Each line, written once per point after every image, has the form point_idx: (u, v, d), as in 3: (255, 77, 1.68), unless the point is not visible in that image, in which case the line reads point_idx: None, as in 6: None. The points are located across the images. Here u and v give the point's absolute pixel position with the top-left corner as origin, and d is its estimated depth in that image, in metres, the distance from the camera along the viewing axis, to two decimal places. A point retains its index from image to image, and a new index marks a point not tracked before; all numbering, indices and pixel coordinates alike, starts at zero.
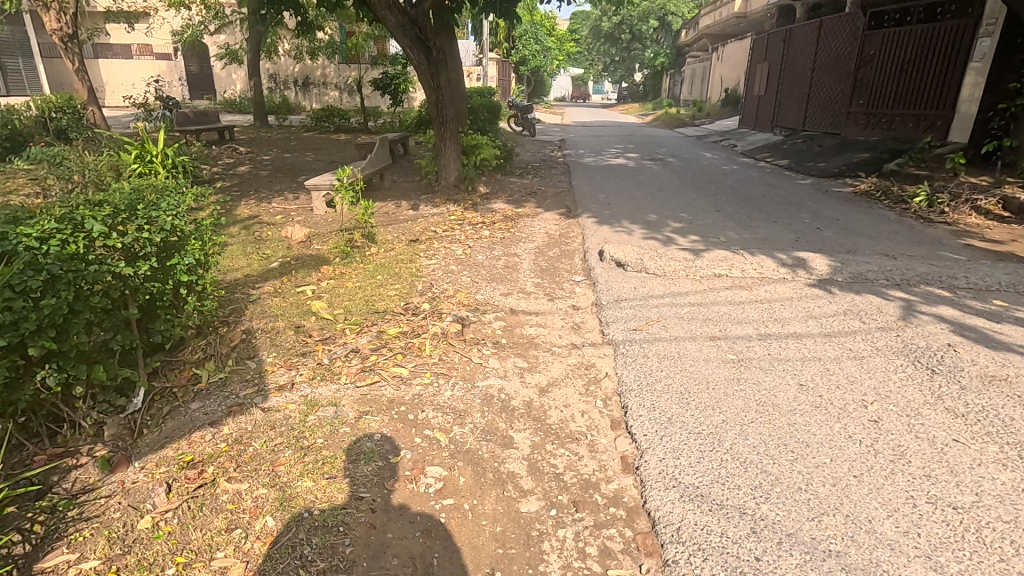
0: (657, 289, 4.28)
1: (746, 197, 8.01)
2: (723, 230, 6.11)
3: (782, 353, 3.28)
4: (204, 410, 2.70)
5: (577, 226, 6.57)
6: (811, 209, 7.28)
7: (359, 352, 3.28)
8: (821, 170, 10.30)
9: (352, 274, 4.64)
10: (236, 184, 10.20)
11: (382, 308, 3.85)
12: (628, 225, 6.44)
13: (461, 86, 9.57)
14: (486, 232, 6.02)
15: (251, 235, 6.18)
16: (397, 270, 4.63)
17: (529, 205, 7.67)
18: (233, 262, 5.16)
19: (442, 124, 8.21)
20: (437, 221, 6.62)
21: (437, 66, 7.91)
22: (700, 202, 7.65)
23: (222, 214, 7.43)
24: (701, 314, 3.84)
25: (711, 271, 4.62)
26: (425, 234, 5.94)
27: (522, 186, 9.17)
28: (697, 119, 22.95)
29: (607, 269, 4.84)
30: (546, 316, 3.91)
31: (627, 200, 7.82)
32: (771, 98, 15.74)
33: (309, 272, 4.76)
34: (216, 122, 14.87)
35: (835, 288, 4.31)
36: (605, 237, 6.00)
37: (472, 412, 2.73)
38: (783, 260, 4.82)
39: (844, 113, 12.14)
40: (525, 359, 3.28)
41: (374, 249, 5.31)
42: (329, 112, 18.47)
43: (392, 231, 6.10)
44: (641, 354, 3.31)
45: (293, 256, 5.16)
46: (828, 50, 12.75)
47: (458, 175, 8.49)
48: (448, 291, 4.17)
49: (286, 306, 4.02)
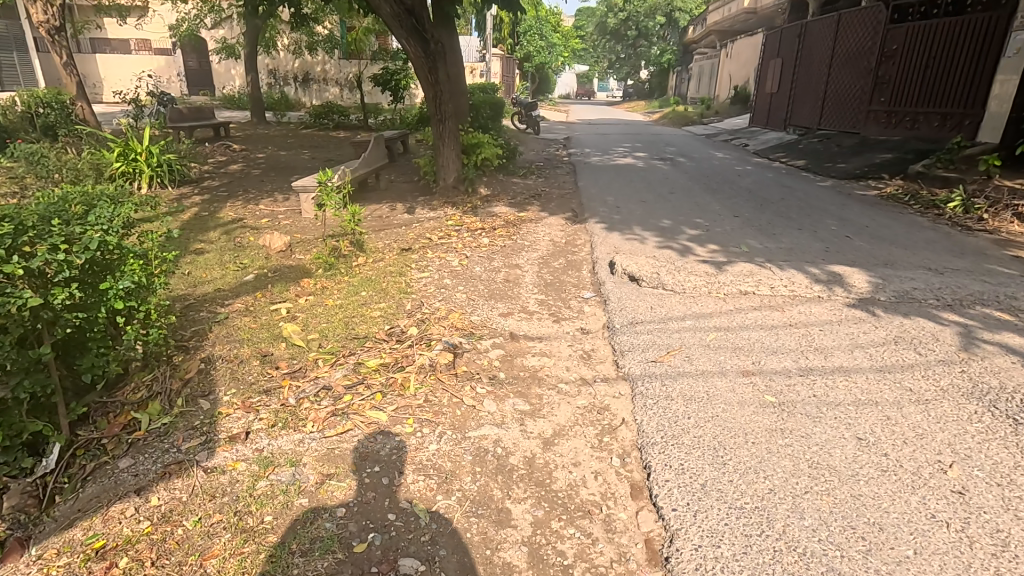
0: (677, 310, 3.78)
1: (764, 200, 7.48)
2: (743, 239, 5.60)
3: (828, 394, 2.78)
4: (134, 470, 2.22)
5: (584, 232, 6.08)
6: (836, 214, 6.76)
7: (331, 391, 2.79)
8: (841, 172, 9.76)
9: (334, 290, 4.16)
10: (226, 183, 9.77)
11: (363, 333, 3.36)
12: (639, 232, 5.95)
13: (461, 80, 9.05)
14: (485, 240, 5.53)
15: (231, 242, 5.71)
16: (384, 285, 4.14)
17: (533, 208, 7.18)
18: (206, 274, 4.69)
19: (441, 122, 7.72)
20: (432, 226, 6.13)
21: (436, 60, 7.37)
22: (716, 206, 7.13)
23: (205, 217, 6.98)
24: (729, 342, 3.35)
25: (737, 288, 4.12)
26: (419, 241, 5.47)
27: (525, 187, 8.69)
28: (706, 117, 22.42)
29: (619, 284, 4.35)
30: (551, 343, 3.41)
31: (637, 203, 7.31)
32: (785, 95, 15.16)
33: (287, 286, 4.28)
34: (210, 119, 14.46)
35: (878, 309, 3.80)
36: (615, 245, 5.52)
37: (461, 475, 2.24)
38: (816, 275, 4.31)
39: (863, 111, 11.58)
40: (527, 399, 2.79)
41: (361, 260, 4.83)
42: (328, 109, 18.01)
43: (383, 238, 5.63)
44: (663, 395, 2.80)
45: (272, 266, 4.67)
46: (846, 45, 12.16)
47: (457, 176, 8.00)
48: (441, 311, 3.69)
49: (256, 329, 3.54)
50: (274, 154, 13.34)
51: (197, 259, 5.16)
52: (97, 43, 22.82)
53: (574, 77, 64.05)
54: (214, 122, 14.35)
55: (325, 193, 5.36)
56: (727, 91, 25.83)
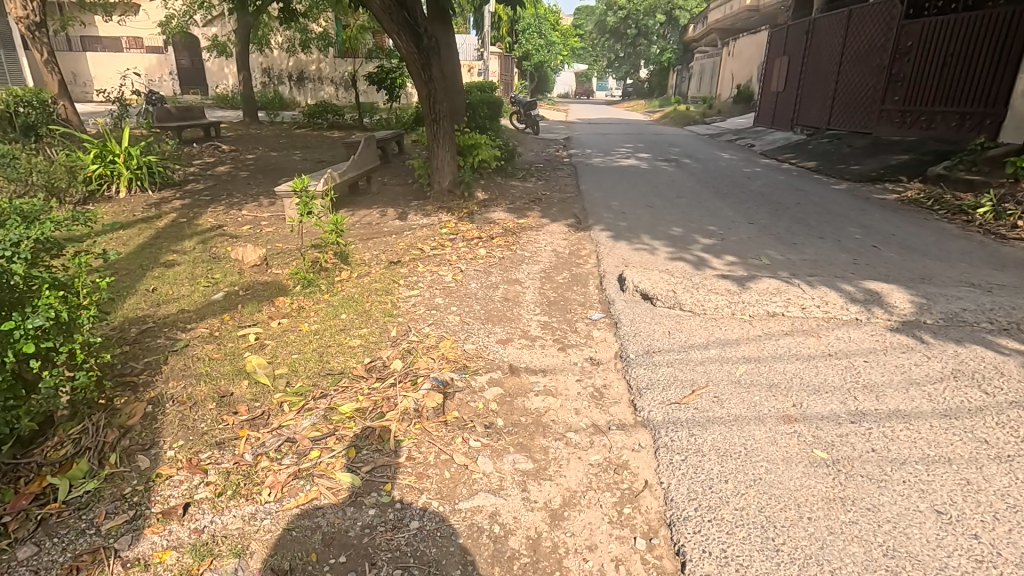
0: (699, 338, 3.34)
1: (779, 206, 7.03)
2: (762, 249, 5.15)
3: (889, 449, 2.32)
4: (35, 565, 1.79)
5: (589, 241, 5.64)
6: (858, 220, 6.31)
7: (295, 446, 2.34)
8: (855, 174, 9.33)
9: (312, 311, 3.71)
10: (210, 186, 9.31)
11: (339, 367, 2.90)
12: (649, 241, 5.50)
13: (457, 79, 8.59)
14: (482, 250, 5.07)
15: (205, 253, 5.26)
16: (367, 307, 3.68)
17: (533, 214, 6.73)
18: (172, 292, 4.23)
19: (435, 122, 7.26)
20: (425, 235, 5.67)
21: (429, 55, 6.90)
22: (728, 211, 6.70)
23: (182, 224, 6.54)
24: (763, 377, 2.90)
25: (763, 309, 3.67)
26: (410, 252, 5.02)
27: (525, 190, 8.24)
28: (708, 117, 21.99)
29: (631, 304, 3.91)
30: (557, 378, 2.97)
31: (643, 208, 6.87)
32: (792, 94, 14.69)
33: (259, 306, 3.83)
34: (199, 119, 14.01)
35: (928, 336, 3.35)
36: (623, 256, 5.07)
37: (448, 567, 1.79)
38: (851, 294, 3.86)
39: (875, 110, 11.12)
40: (529, 455, 2.34)
41: (344, 275, 4.38)
42: (322, 108, 17.55)
43: (371, 249, 5.19)
44: (692, 449, 2.35)
45: (243, 283, 4.19)
46: (857, 41, 11.72)
47: (453, 178, 7.54)
48: (431, 338, 3.23)
49: (217, 360, 3.08)
50: (265, 155, 12.90)
51: (166, 273, 4.71)
52: (87, 41, 22.38)
53: (573, 76, 63.65)
54: (203, 122, 13.91)
55: (304, 200, 4.91)
56: (728, 90, 25.40)
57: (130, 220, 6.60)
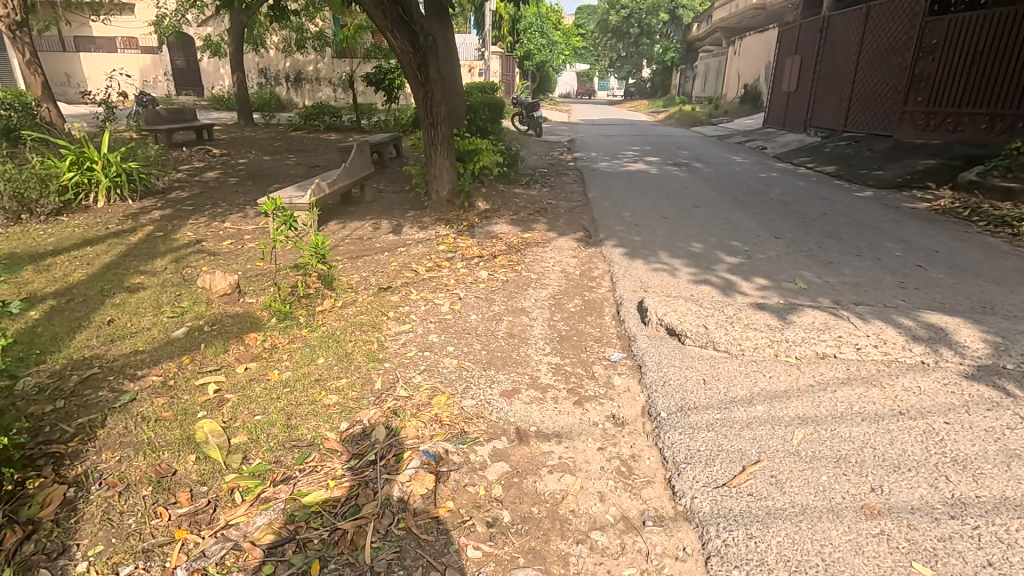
0: (741, 390, 2.82)
1: (805, 216, 6.49)
2: (795, 270, 4.63)
3: (1012, 562, 1.79)
4: None
5: (601, 259, 5.12)
6: (893, 233, 5.78)
7: (242, 558, 1.82)
8: (878, 180, 8.78)
9: (287, 353, 3.19)
10: (196, 193, 8.81)
11: (309, 437, 2.37)
12: (667, 260, 4.97)
13: (457, 80, 8.06)
14: (483, 271, 4.56)
15: (176, 274, 4.75)
16: (350, 348, 3.15)
17: (538, 227, 6.20)
18: (131, 325, 3.71)
19: (432, 127, 6.74)
20: (420, 253, 5.15)
21: (426, 55, 6.36)
22: (751, 223, 6.17)
23: (158, 238, 6.04)
24: (827, 447, 2.37)
25: (812, 350, 3.15)
26: (402, 274, 4.51)
27: (529, 198, 7.73)
28: (714, 117, 21.41)
29: (655, 342, 3.38)
30: (574, 447, 2.45)
31: (658, 220, 6.35)
32: (804, 93, 14.14)
33: (225, 345, 3.31)
34: (190, 121, 13.53)
35: (1012, 385, 2.82)
36: (640, 279, 4.54)
37: None
38: (911, 329, 3.33)
39: (896, 111, 10.59)
40: (544, 569, 1.82)
41: (326, 304, 3.86)
42: (319, 110, 17.07)
43: (360, 270, 4.68)
44: (755, 560, 1.83)
45: (210, 316, 3.67)
46: (877, 39, 11.17)
47: (452, 187, 7.02)
48: (423, 393, 2.71)
49: (166, 421, 2.57)
50: (257, 159, 12.40)
51: (129, 300, 4.20)
52: (81, 41, 21.92)
53: (574, 76, 63.16)
54: (194, 125, 13.43)
55: (283, 217, 4.40)
56: (733, 90, 24.82)
57: (101, 235, 6.10)
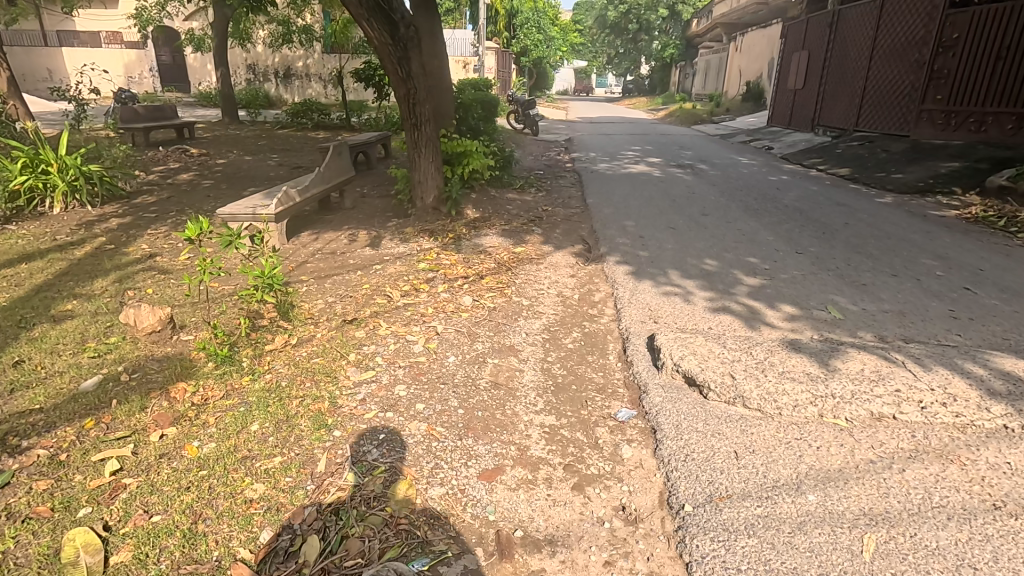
0: (785, 470, 2.22)
1: (828, 227, 5.88)
2: (824, 294, 4.04)
3: None
4: None
5: (602, 279, 4.52)
6: (927, 247, 5.18)
7: None
8: (898, 183, 8.18)
9: (216, 412, 2.58)
10: (164, 198, 8.17)
11: (214, 559, 1.77)
12: (678, 281, 4.38)
13: (445, 76, 7.42)
14: (467, 296, 3.97)
15: (113, 299, 4.12)
16: (295, 409, 2.53)
17: (532, 239, 5.59)
18: (38, 368, 3.07)
19: (416, 128, 6.10)
20: (396, 272, 4.53)
21: (408, 47, 5.70)
22: (768, 235, 5.57)
23: (108, 252, 5.43)
24: (912, 569, 1.76)
25: (866, 408, 2.55)
26: (373, 300, 3.91)
27: (524, 204, 7.12)
28: (716, 116, 20.79)
29: (671, 395, 2.77)
30: (572, 563, 1.85)
31: (664, 231, 5.76)
32: (812, 90, 13.52)
33: (143, 401, 2.68)
34: (169, 119, 12.90)
35: None
36: (648, 305, 3.94)
37: None
38: (983, 379, 2.73)
39: (913, 110, 9.99)
40: None
41: (276, 342, 3.26)
42: (306, 107, 16.40)
43: (325, 296, 4.07)
44: None
45: (133, 358, 3.04)
46: (892, 33, 10.56)
47: (438, 194, 6.40)
48: (378, 481, 2.10)
49: (36, 521, 1.95)
50: (238, 160, 11.75)
51: (48, 332, 3.57)
52: (64, 35, 21.53)
53: (573, 73, 62.41)
54: (173, 122, 12.80)
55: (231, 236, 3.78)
56: (735, 88, 24.18)
57: (44, 248, 5.47)
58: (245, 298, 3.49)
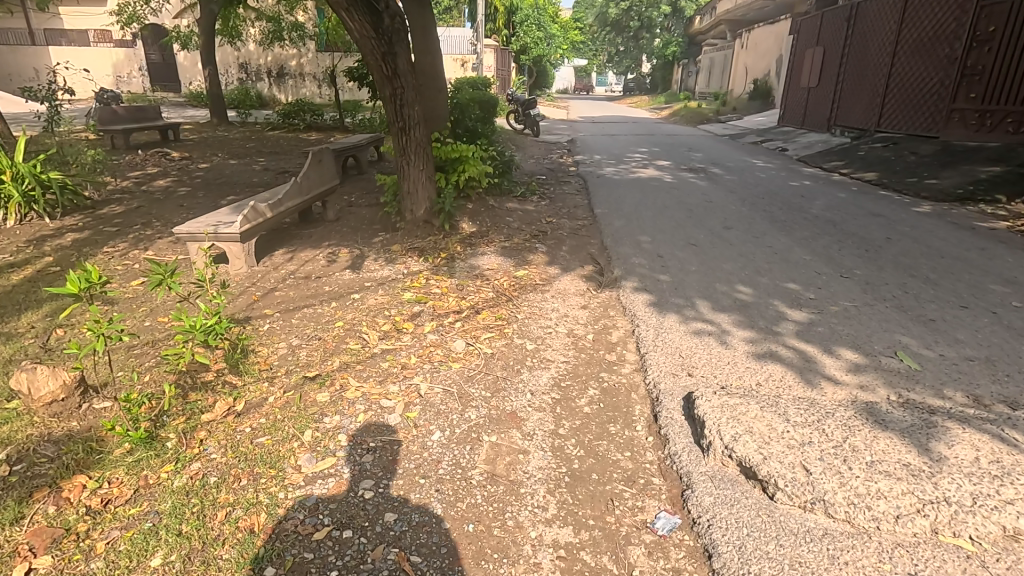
0: None
1: (869, 243, 5.21)
2: (889, 334, 3.37)
3: None
4: None
5: (619, 312, 3.84)
6: (990, 269, 4.51)
7: None
8: (933, 189, 7.48)
9: (110, 531, 1.90)
10: (134, 208, 7.50)
11: None
12: (709, 315, 3.70)
13: (439, 74, 6.74)
14: (457, 339, 3.28)
15: (32, 342, 3.43)
16: (216, 532, 1.87)
17: (536, 259, 4.92)
18: None
19: (403, 132, 5.40)
20: (376, 304, 3.87)
21: (395, 41, 5.00)
22: (804, 254, 4.89)
23: (51, 275, 4.76)
24: None
25: (1000, 528, 1.86)
26: (344, 345, 3.23)
27: (526, 215, 6.45)
28: (723, 114, 20.08)
29: (725, 495, 2.10)
30: None
31: (685, 249, 5.09)
32: (828, 89, 12.82)
33: (21, 507, 2.01)
34: (151, 121, 12.23)
35: None
36: (678, 349, 3.26)
37: None
38: None
39: (943, 109, 9.29)
40: None
41: (216, 410, 2.59)
42: (298, 107, 15.70)
43: (287, 339, 3.39)
44: None
45: (20, 441, 2.34)
46: (919, 28, 9.87)
47: (430, 206, 5.71)
48: None
49: None
50: (221, 163, 11.08)
51: None
52: (51, 34, 21.17)
53: (572, 72, 61.85)
54: (156, 125, 12.13)
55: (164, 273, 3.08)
56: (740, 85, 23.45)
57: None
58: (173, 356, 2.81)
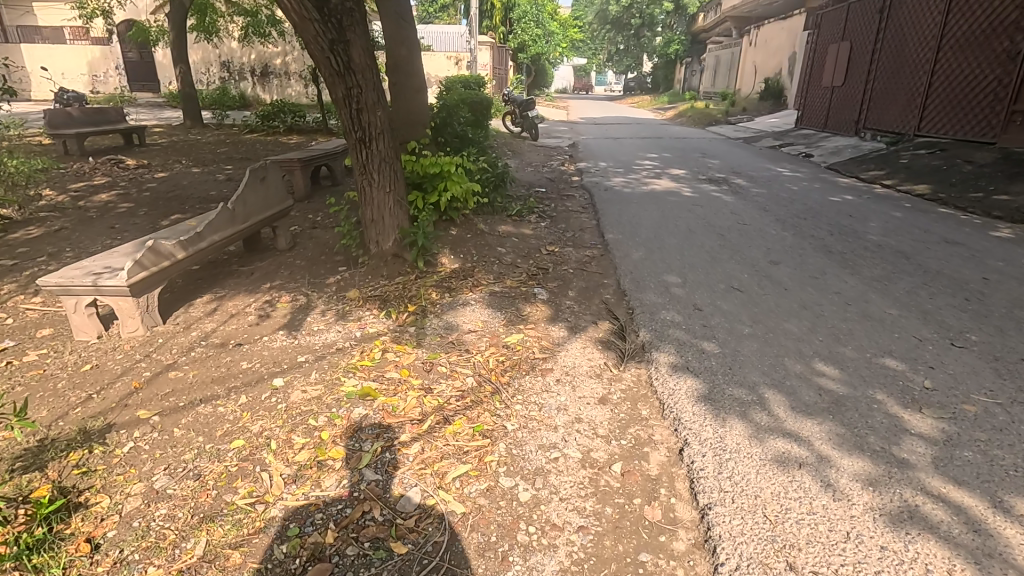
0: None
1: (966, 289, 4.01)
2: None
3: None
4: None
5: (656, 412, 2.63)
6: None
7: None
8: (1006, 208, 6.29)
9: None
10: (54, 230, 6.27)
11: None
12: (790, 421, 2.49)
13: (416, 68, 5.57)
14: (406, 489, 2.07)
15: None
16: None
17: (534, 313, 3.72)
18: None
19: (362, 142, 4.19)
20: (303, 399, 2.66)
21: (347, 24, 3.78)
22: (890, 308, 3.68)
23: None
24: None
25: None
26: (230, 500, 2.02)
27: (521, 242, 5.23)
28: (733, 115, 18.90)
29: None
30: None
31: (728, 297, 3.90)
32: (855, 87, 11.64)
33: None
34: (108, 125, 10.99)
35: None
36: (760, 498, 2.06)
37: None
38: None
39: (1001, 112, 8.13)
40: None
41: None
42: (278, 108, 14.47)
43: (148, 476, 2.18)
44: None
45: None
46: (970, 19, 8.72)
47: (398, 236, 4.50)
48: None
49: None
50: (182, 172, 9.84)
51: None
52: (24, 31, 19.81)
53: (571, 72, 60.81)
54: (112, 129, 10.87)
55: None
56: (749, 84, 22.29)
57: None
58: None
